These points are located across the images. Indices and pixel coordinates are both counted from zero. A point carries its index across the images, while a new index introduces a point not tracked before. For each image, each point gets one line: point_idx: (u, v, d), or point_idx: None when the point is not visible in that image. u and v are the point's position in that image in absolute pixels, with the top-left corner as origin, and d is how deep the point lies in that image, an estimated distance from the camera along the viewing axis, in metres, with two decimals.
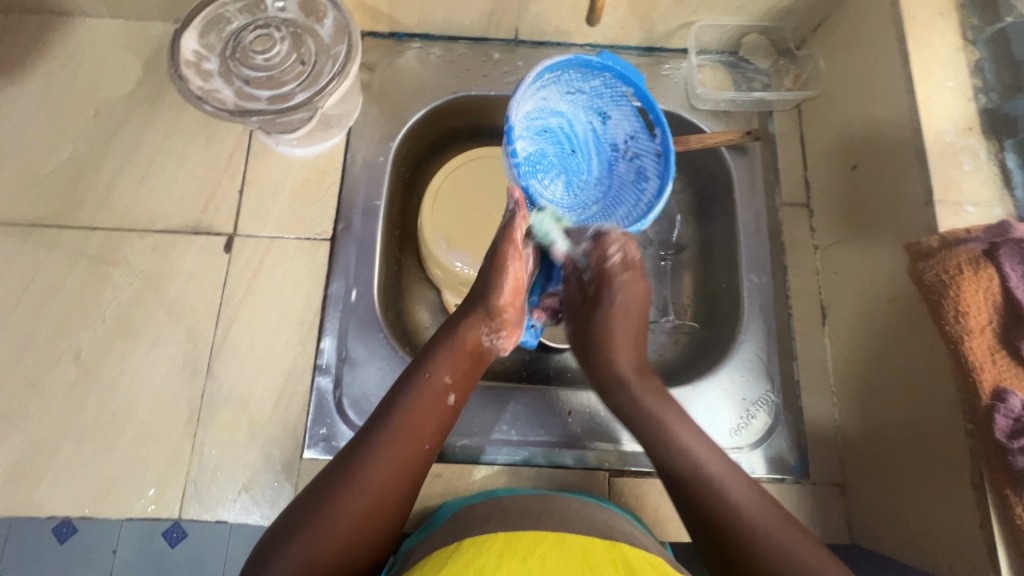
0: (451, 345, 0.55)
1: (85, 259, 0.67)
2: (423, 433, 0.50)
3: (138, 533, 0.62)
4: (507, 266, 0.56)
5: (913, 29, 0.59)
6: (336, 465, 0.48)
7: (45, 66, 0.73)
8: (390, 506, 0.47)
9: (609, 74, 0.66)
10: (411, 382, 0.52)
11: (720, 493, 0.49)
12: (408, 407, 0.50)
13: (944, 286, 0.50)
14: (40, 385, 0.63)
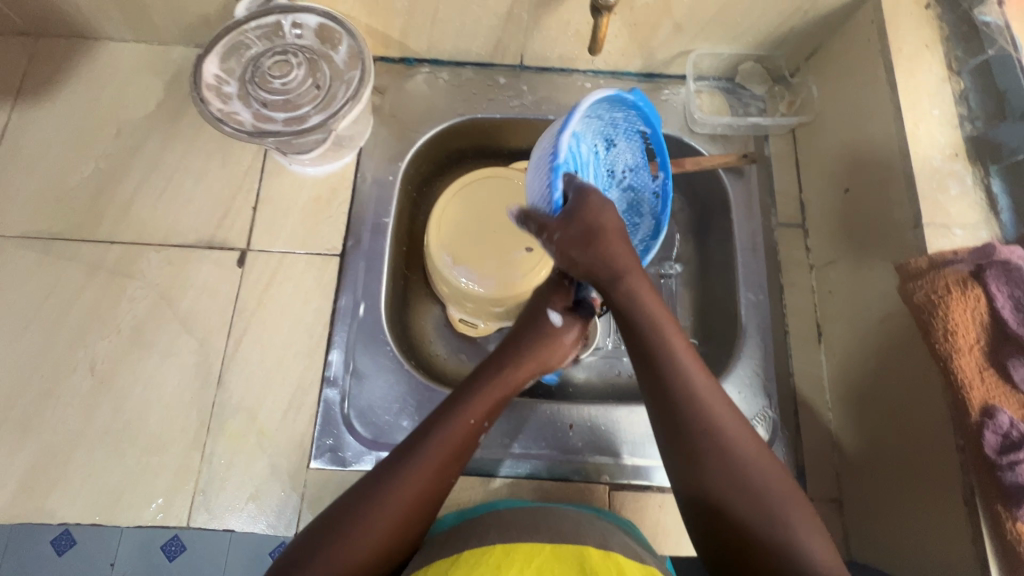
0: (492, 385, 0.53)
1: (102, 272, 0.70)
2: (453, 468, 0.50)
3: (137, 546, 0.62)
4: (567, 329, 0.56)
5: (901, 62, 0.63)
6: (363, 490, 0.48)
7: (70, 87, 0.76)
8: (411, 534, 0.48)
9: (633, 111, 0.59)
10: (448, 419, 0.51)
11: (724, 445, 0.46)
12: (440, 443, 0.50)
13: (933, 306, 0.52)
14: (55, 393, 0.65)
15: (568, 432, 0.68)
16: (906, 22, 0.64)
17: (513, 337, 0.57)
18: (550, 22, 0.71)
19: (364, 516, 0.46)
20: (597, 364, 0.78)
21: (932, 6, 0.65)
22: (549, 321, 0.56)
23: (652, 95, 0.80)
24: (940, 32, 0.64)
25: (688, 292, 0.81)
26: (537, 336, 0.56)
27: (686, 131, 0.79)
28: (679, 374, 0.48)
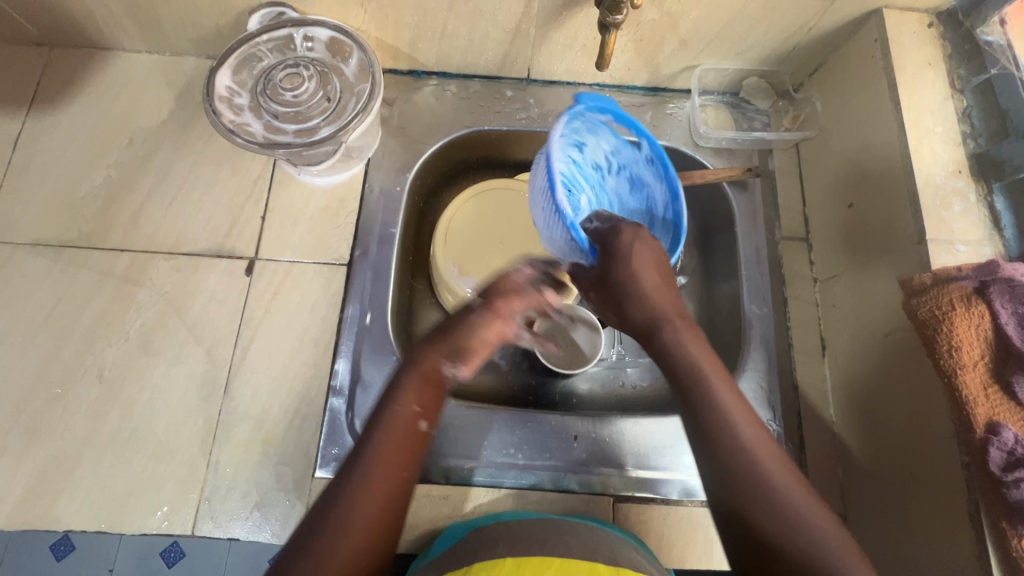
0: (416, 371, 0.49)
1: (112, 279, 0.70)
2: (400, 461, 0.44)
3: (136, 552, 0.63)
4: (497, 309, 0.54)
5: (904, 79, 0.63)
6: (306, 514, 0.42)
7: (83, 96, 0.77)
8: (375, 547, 0.41)
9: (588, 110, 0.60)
10: (375, 416, 0.46)
11: (767, 484, 0.43)
12: (377, 441, 0.44)
13: (937, 321, 0.52)
14: (62, 400, 0.66)
15: (572, 443, 0.68)
16: (909, 41, 0.65)
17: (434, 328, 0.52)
18: (557, 37, 0.72)
19: (313, 540, 0.40)
20: (600, 375, 0.79)
21: (934, 26, 0.66)
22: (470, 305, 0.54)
23: (657, 109, 0.81)
24: (942, 51, 0.65)
25: (692, 303, 0.81)
26: (456, 319, 0.53)
27: (691, 144, 0.80)
28: (712, 409, 0.46)
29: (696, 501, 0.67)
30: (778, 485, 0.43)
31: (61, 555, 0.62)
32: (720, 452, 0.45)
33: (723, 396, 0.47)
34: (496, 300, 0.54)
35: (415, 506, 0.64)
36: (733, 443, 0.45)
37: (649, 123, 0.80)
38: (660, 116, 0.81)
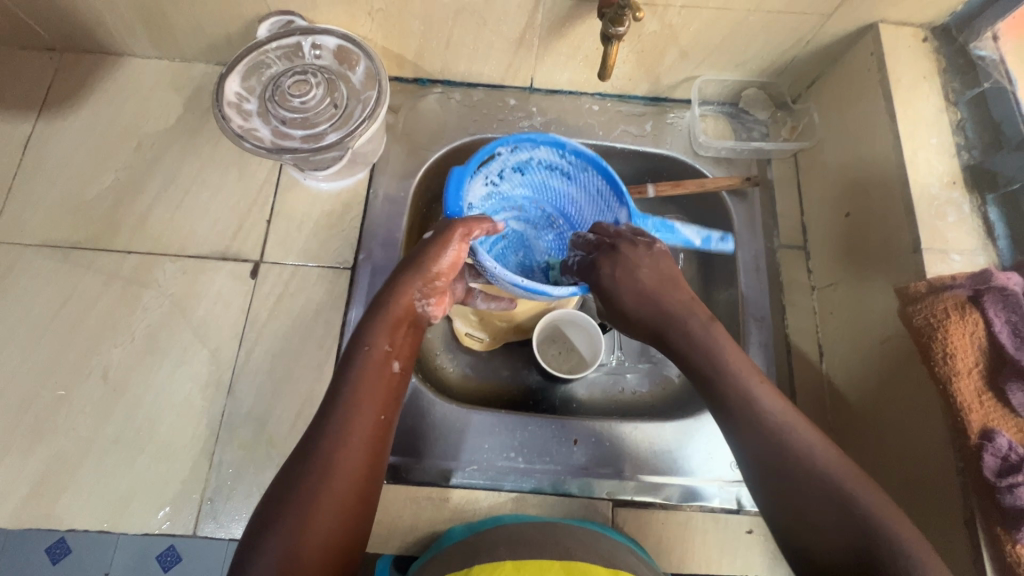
0: (387, 316, 0.55)
1: (118, 281, 0.71)
2: (377, 403, 0.50)
3: (133, 554, 0.64)
4: (446, 245, 0.57)
5: (899, 92, 0.65)
6: (301, 452, 0.47)
7: (94, 101, 0.79)
8: (360, 484, 0.47)
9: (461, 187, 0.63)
10: (351, 360, 0.52)
11: (788, 455, 0.47)
12: (354, 384, 0.50)
13: (932, 329, 0.53)
14: (68, 400, 0.66)
15: (572, 447, 0.69)
16: (905, 55, 0.66)
17: (396, 270, 0.59)
18: (560, 48, 0.73)
19: (310, 482, 0.45)
20: (600, 380, 0.79)
21: (929, 40, 0.67)
22: (423, 240, 0.59)
23: (658, 118, 0.82)
24: (937, 65, 0.66)
25: None
26: (416, 254, 0.58)
27: (691, 153, 0.81)
28: (732, 392, 0.51)
29: (694, 506, 0.67)
30: (817, 466, 0.46)
31: (66, 551, 0.63)
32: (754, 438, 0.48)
33: (752, 385, 0.51)
34: (446, 231, 0.58)
35: (416, 508, 0.65)
36: (750, 420, 0.49)
37: (649, 132, 0.81)
38: (660, 126, 0.82)
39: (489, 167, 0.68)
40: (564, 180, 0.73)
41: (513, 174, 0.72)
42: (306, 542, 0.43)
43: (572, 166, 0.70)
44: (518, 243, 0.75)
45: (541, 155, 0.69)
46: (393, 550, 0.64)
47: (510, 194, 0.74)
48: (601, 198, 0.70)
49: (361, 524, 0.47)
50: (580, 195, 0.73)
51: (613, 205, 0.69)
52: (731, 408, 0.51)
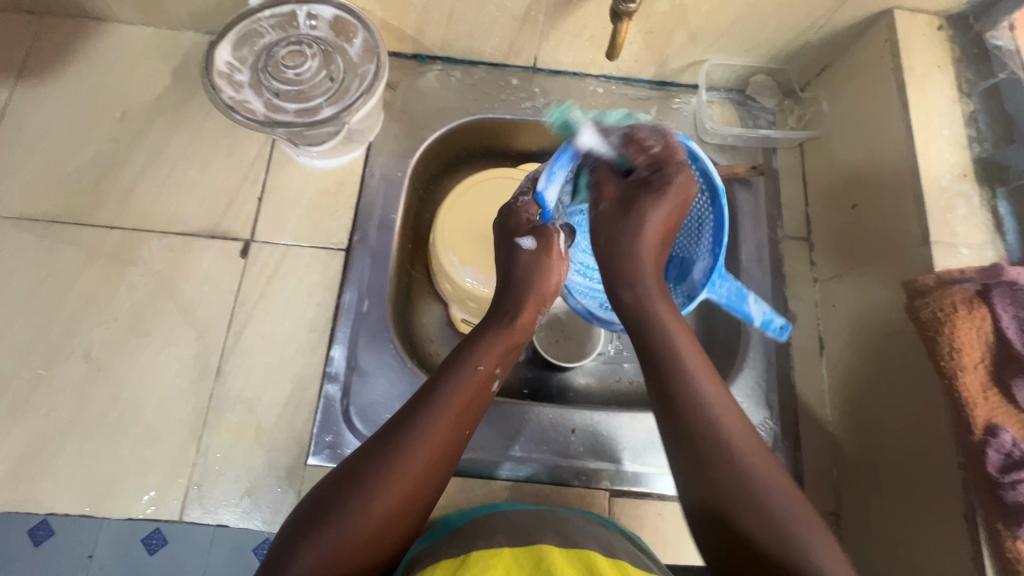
0: (501, 332, 0.54)
1: (101, 258, 0.68)
2: (466, 419, 0.50)
3: (118, 538, 0.60)
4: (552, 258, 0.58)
5: (913, 80, 0.63)
6: (379, 446, 0.47)
7: (76, 69, 0.75)
8: (424, 494, 0.47)
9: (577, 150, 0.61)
10: (454, 368, 0.51)
11: (727, 446, 0.46)
12: (453, 393, 0.49)
13: (939, 323, 0.52)
14: (47, 380, 0.64)
15: (570, 436, 0.68)
16: (919, 43, 0.65)
17: (503, 276, 0.58)
18: (566, 26, 0.71)
19: (384, 477, 0.45)
20: (598, 369, 0.78)
21: (944, 29, 0.66)
22: (523, 247, 0.58)
23: (663, 103, 0.80)
24: (951, 54, 0.65)
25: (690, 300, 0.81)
26: (526, 263, 0.57)
27: (696, 140, 0.79)
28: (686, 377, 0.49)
29: None
30: (746, 461, 0.46)
31: (34, 540, 0.59)
32: (693, 442, 0.47)
33: (701, 384, 0.49)
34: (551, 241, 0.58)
35: None
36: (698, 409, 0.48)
37: (654, 117, 0.79)
38: (666, 111, 0.80)
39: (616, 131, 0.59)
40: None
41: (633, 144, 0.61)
42: (357, 536, 0.44)
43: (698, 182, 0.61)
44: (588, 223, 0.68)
45: None
46: None
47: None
48: (696, 228, 0.62)
49: (411, 530, 0.47)
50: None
51: (704, 245, 0.61)
52: (676, 409, 0.48)
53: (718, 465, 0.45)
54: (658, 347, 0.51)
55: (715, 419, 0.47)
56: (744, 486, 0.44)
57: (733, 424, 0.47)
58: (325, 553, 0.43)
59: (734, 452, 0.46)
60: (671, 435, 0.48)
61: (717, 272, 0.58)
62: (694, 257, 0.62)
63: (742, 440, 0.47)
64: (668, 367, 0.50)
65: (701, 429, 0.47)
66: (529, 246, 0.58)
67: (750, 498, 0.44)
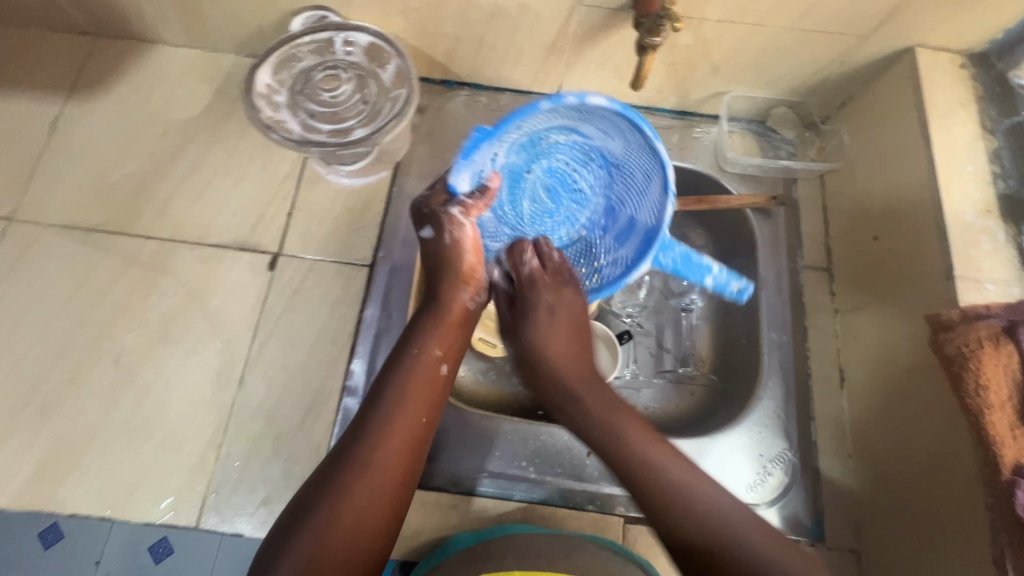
0: (437, 320, 0.56)
1: (136, 266, 0.71)
2: (421, 406, 0.51)
3: (126, 545, 0.61)
4: (457, 234, 0.58)
5: (935, 116, 0.64)
6: (342, 448, 0.48)
7: (123, 87, 0.79)
8: (390, 489, 0.48)
9: (517, 134, 0.61)
10: (400, 360, 0.53)
11: (717, 519, 0.45)
12: (399, 383, 0.52)
13: (965, 359, 0.52)
14: (77, 383, 0.65)
15: (585, 460, 0.67)
16: (942, 80, 0.66)
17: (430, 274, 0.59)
18: (590, 56, 0.73)
19: (350, 477, 0.47)
20: None
21: (967, 67, 0.67)
22: (425, 238, 0.59)
23: (684, 132, 0.82)
24: (974, 92, 0.66)
25: (708, 328, 0.80)
26: (438, 252, 0.58)
27: (716, 168, 0.80)
28: (643, 463, 0.49)
29: None
30: (731, 529, 0.45)
31: (44, 544, 0.60)
32: (680, 520, 0.46)
33: (639, 440, 0.51)
34: (444, 220, 0.58)
35: (422, 515, 0.64)
36: (677, 494, 0.47)
37: (675, 146, 0.81)
38: (686, 140, 0.81)
39: (532, 111, 0.57)
40: (617, 142, 0.62)
41: (570, 114, 0.60)
42: (329, 541, 0.44)
43: (641, 145, 0.60)
44: (555, 182, 0.68)
45: (604, 114, 0.59)
46: (397, 556, 0.63)
47: (553, 131, 0.63)
48: (636, 185, 0.63)
49: (384, 532, 0.47)
50: (626, 157, 0.63)
51: (648, 198, 0.61)
52: (628, 468, 0.50)
53: (713, 547, 0.44)
54: (617, 440, 0.51)
55: (695, 495, 0.47)
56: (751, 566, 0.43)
57: (672, 464, 0.49)
58: (300, 563, 0.43)
59: (728, 530, 0.45)
60: (655, 519, 0.47)
61: (664, 243, 0.59)
62: (636, 212, 0.63)
63: (731, 504, 0.46)
64: (617, 457, 0.51)
65: (682, 509, 0.46)
66: (428, 237, 0.59)
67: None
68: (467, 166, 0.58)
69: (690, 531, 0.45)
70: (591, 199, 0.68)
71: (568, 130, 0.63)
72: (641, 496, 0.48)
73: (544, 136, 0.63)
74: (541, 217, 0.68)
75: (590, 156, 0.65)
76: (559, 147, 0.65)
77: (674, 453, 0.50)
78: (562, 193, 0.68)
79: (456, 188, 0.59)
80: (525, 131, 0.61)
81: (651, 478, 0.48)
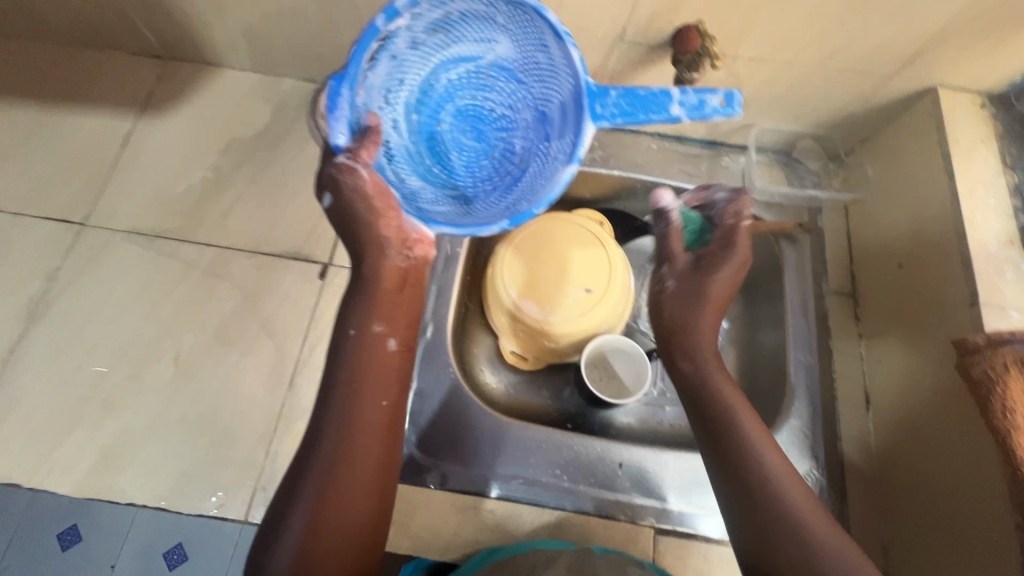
0: (377, 294, 0.57)
1: (196, 271, 0.75)
2: (376, 387, 0.52)
3: (141, 552, 0.64)
4: (359, 181, 0.55)
5: (957, 152, 0.68)
6: (308, 446, 0.50)
7: (190, 105, 0.85)
8: (363, 479, 0.50)
9: (405, 95, 0.62)
10: (348, 344, 0.54)
11: (788, 508, 0.48)
12: (351, 369, 0.53)
13: (992, 382, 0.54)
14: (138, 379, 0.69)
15: (616, 470, 0.69)
16: (963, 118, 0.70)
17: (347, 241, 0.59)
18: None
19: (322, 475, 0.48)
20: (640, 410, 0.81)
21: (986, 106, 0.71)
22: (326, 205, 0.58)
23: (712, 161, 0.86)
24: (994, 129, 0.69)
25: (734, 348, 0.83)
26: (343, 214, 0.57)
27: (745, 195, 0.84)
28: (742, 442, 0.52)
29: None
30: (802, 521, 0.47)
31: (62, 546, 0.64)
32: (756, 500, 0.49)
33: (747, 425, 0.53)
34: (344, 178, 0.55)
35: (459, 518, 0.66)
36: (760, 479, 0.50)
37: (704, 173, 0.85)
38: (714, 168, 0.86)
39: (388, 48, 0.56)
40: (472, 40, 0.61)
41: (436, 37, 0.59)
42: (317, 537, 0.47)
43: (504, 26, 0.58)
44: (471, 120, 0.66)
45: (427, 18, 0.56)
46: (434, 557, 0.65)
47: (439, 73, 0.63)
48: (542, 63, 0.59)
49: (368, 517, 0.49)
50: (467, 34, 0.60)
51: (560, 71, 0.57)
52: (726, 443, 0.52)
53: (775, 529, 0.47)
54: (722, 414, 0.54)
55: (778, 487, 0.49)
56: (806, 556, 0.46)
57: (771, 455, 0.51)
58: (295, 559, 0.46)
59: (795, 519, 0.47)
60: (731, 492, 0.50)
61: (592, 95, 0.55)
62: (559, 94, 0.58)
63: (803, 500, 0.49)
64: (718, 430, 0.53)
65: (762, 494, 0.49)
66: (330, 203, 0.57)
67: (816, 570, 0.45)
68: (336, 117, 0.55)
69: (759, 514, 0.48)
70: (517, 114, 0.63)
71: (454, 60, 0.63)
72: (729, 470, 0.51)
73: (433, 81, 0.64)
74: (475, 161, 0.66)
75: (485, 73, 0.64)
76: (456, 87, 0.65)
77: (776, 448, 0.52)
78: (486, 129, 0.65)
79: (338, 144, 0.56)
80: (409, 86, 0.62)
81: (747, 458, 0.51)
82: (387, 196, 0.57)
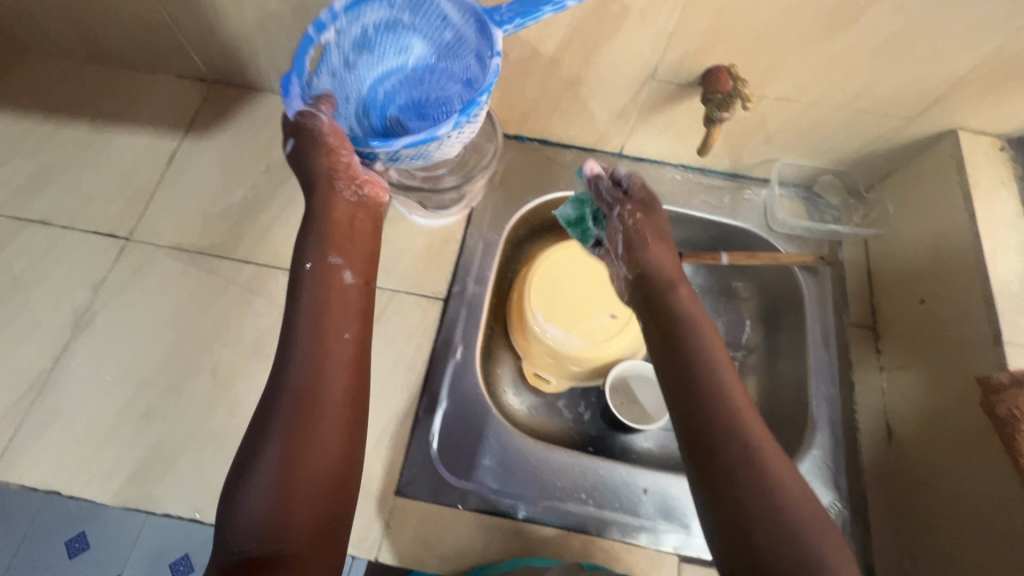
0: (334, 235, 0.64)
1: (235, 287, 0.78)
2: (337, 320, 0.59)
3: (146, 562, 0.65)
4: (316, 127, 0.61)
5: (978, 193, 0.70)
6: (279, 379, 0.55)
7: (233, 127, 0.89)
8: (333, 406, 0.54)
9: (354, 110, 0.70)
10: (310, 282, 0.61)
11: (753, 463, 0.50)
12: (313, 303, 0.59)
13: (1017, 421, 0.56)
14: (176, 391, 0.71)
15: (641, 496, 0.70)
16: (984, 160, 0.72)
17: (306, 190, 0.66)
18: (655, 122, 0.81)
19: (295, 402, 0.53)
20: (660, 436, 0.82)
21: (1006, 149, 0.73)
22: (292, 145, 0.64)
23: (735, 193, 0.89)
24: (1013, 172, 0.72)
25: (755, 377, 0.85)
26: (303, 161, 0.63)
27: (766, 228, 0.86)
28: (717, 406, 0.53)
29: None
30: (769, 478, 0.49)
31: (70, 552, 0.66)
32: (726, 459, 0.51)
33: (732, 393, 0.54)
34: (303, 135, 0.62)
35: (485, 539, 0.67)
36: (730, 440, 0.51)
37: (727, 205, 0.87)
38: (737, 200, 0.88)
39: (325, 64, 0.64)
40: (392, 52, 0.68)
41: (364, 56, 0.67)
42: (296, 459, 0.51)
43: (406, 21, 0.65)
44: (416, 110, 0.71)
45: (352, 33, 0.63)
46: None
47: (376, 86, 0.71)
48: (449, 30, 0.64)
49: (342, 441, 0.54)
50: (388, 45, 0.67)
51: (461, 23, 0.62)
52: (704, 408, 0.54)
53: (739, 485, 0.49)
54: (704, 381, 0.55)
55: (752, 447, 0.51)
56: (766, 509, 0.48)
57: (750, 421, 0.53)
58: (275, 479, 0.50)
59: (761, 474, 0.49)
60: (699, 450, 0.52)
61: (489, 14, 0.58)
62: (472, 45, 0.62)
63: (772, 457, 0.51)
64: (699, 395, 0.55)
65: (736, 454, 0.51)
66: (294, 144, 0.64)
67: (776, 523, 0.48)
68: (291, 95, 0.61)
69: (730, 471, 0.50)
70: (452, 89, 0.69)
71: (387, 73, 0.70)
72: (703, 432, 0.53)
73: (374, 91, 0.71)
74: None
75: (414, 72, 0.71)
76: (394, 92, 0.72)
77: (756, 417, 0.54)
78: (430, 112, 0.71)
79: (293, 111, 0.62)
80: (352, 98, 0.69)
81: (722, 420, 0.53)
82: (342, 137, 0.61)
